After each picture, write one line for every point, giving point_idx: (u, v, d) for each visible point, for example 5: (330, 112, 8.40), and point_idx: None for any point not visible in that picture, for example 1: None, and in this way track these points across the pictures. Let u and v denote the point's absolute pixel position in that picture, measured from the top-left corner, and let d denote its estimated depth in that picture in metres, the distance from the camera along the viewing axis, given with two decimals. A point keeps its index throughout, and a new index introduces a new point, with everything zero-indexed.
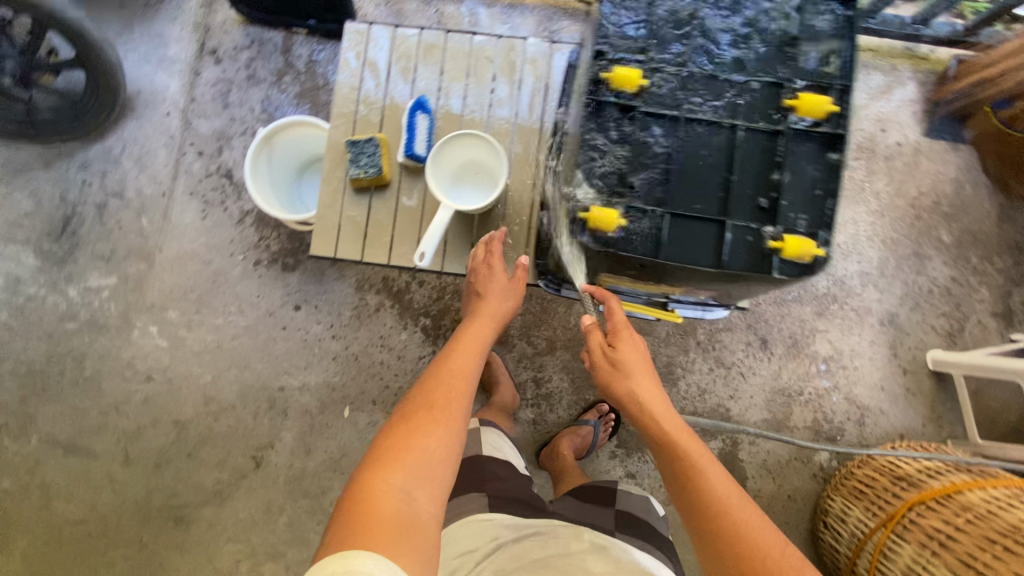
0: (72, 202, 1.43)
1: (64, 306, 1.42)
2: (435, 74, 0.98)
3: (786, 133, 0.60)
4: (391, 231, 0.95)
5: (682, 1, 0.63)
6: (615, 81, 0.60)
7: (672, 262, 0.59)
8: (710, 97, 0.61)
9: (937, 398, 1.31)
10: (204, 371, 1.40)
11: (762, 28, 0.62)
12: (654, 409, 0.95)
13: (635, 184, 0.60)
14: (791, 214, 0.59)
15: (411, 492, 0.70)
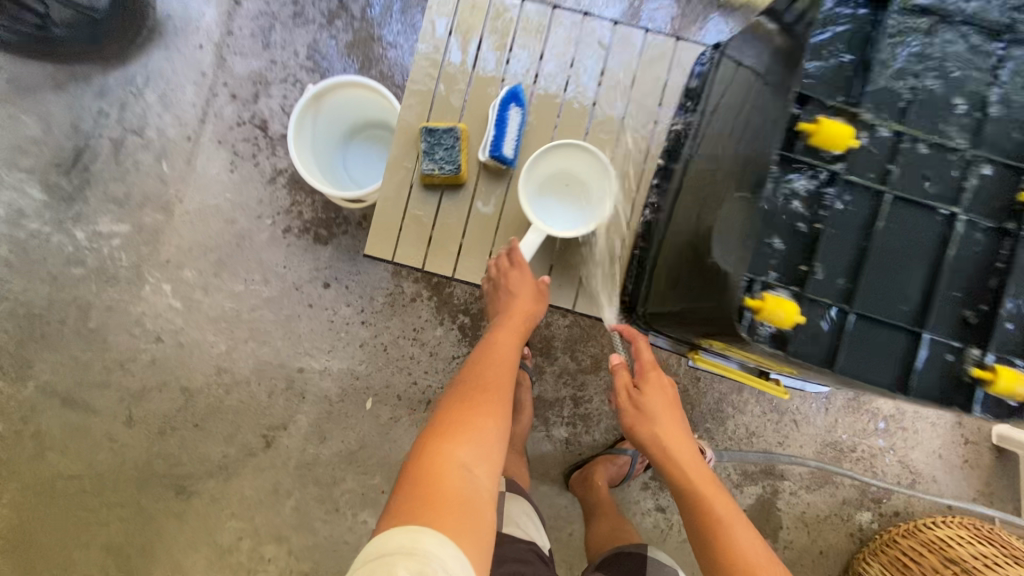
0: (87, 133, 1.29)
1: (70, 248, 1.30)
2: (534, 57, 0.82)
3: (1015, 238, 0.55)
4: (460, 240, 0.83)
5: (920, 57, 0.57)
6: (823, 141, 0.56)
7: (854, 375, 0.55)
8: (931, 176, 0.57)
9: (995, 473, 1.23)
10: (218, 340, 1.30)
11: (1005, 105, 0.57)
12: (682, 456, 0.88)
13: (814, 268, 0.57)
14: (1001, 338, 0.55)
15: (472, 469, 0.66)
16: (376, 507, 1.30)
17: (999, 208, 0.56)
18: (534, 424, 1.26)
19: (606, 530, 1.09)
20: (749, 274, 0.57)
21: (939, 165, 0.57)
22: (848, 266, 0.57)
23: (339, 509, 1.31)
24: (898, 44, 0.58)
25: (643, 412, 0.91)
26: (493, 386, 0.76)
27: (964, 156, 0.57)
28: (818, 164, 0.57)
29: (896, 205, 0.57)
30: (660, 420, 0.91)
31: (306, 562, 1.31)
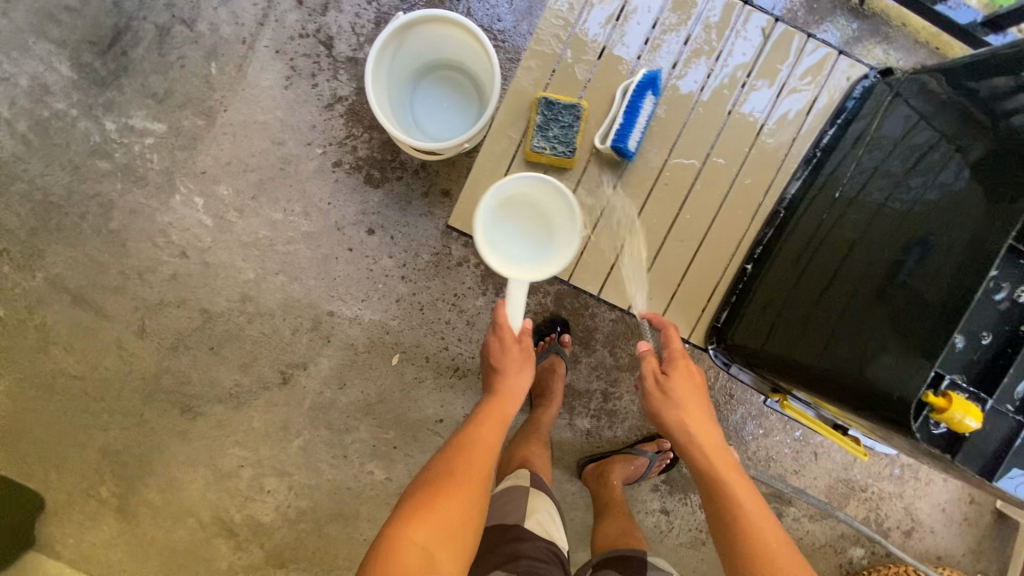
0: (132, 14, 1.15)
1: (97, 138, 1.19)
2: (676, 42, 0.86)
3: None
4: None
5: None
6: None
7: (1004, 485, 0.58)
8: None
9: (989, 535, 1.26)
10: (248, 267, 1.22)
11: None
12: (709, 449, 0.80)
13: (1012, 370, 0.57)
14: None
15: (433, 552, 0.67)
16: (385, 461, 1.28)
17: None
18: (559, 410, 1.24)
19: (615, 532, 1.08)
20: (939, 368, 0.57)
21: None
22: None
23: (347, 457, 1.28)
24: None
25: (672, 399, 0.82)
26: (471, 462, 0.77)
27: None
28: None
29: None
30: (687, 407, 0.82)
31: (305, 501, 1.30)
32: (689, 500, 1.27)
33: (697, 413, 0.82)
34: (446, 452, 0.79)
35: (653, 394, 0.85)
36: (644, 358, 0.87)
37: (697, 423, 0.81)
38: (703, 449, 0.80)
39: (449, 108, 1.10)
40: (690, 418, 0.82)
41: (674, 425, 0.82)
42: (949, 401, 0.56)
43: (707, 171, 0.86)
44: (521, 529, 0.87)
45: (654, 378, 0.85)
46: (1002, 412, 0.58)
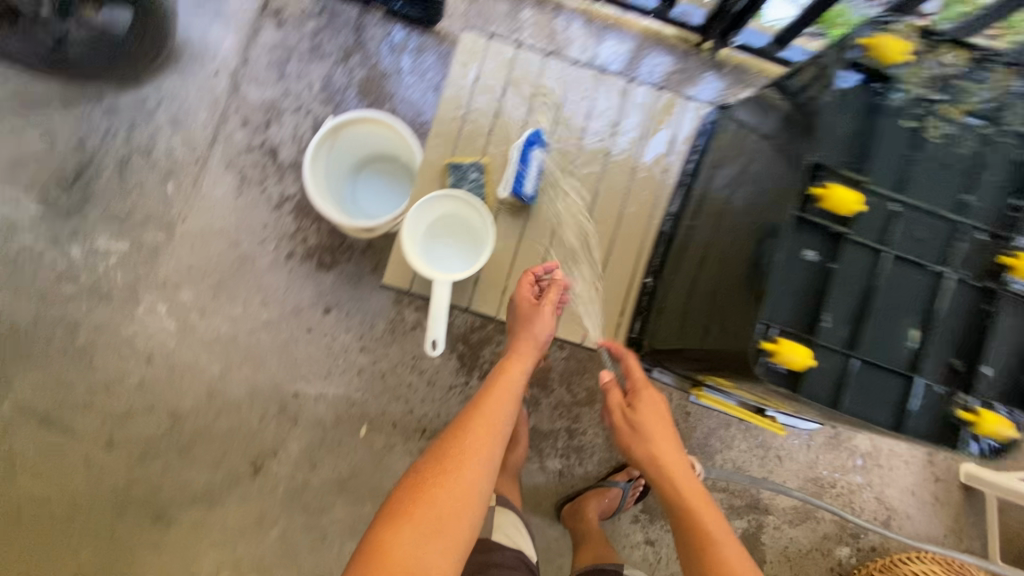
0: (93, 151, 1.28)
1: (64, 264, 1.28)
2: (554, 107, 0.99)
3: (1002, 297, 0.66)
4: (505, 275, 0.96)
5: (899, 142, 0.69)
6: (829, 203, 0.65)
7: (852, 414, 0.65)
8: (923, 239, 0.67)
9: (963, 511, 1.29)
10: (212, 362, 1.28)
11: (977, 187, 0.68)
12: (681, 478, 0.85)
13: (829, 316, 0.66)
14: (983, 384, 0.65)
15: (421, 548, 0.68)
16: None
17: (984, 270, 0.67)
18: (529, 455, 1.27)
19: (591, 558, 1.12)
20: (765, 320, 0.65)
21: (942, 224, 0.68)
22: (856, 320, 0.66)
23: (326, 539, 1.27)
24: (892, 130, 0.69)
25: (637, 431, 0.89)
26: (470, 449, 0.77)
27: (954, 226, 0.67)
28: (830, 224, 0.66)
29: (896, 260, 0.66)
30: (657, 440, 0.88)
31: None
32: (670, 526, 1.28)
33: (664, 442, 0.88)
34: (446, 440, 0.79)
35: (623, 428, 0.91)
36: (612, 390, 0.94)
37: (665, 454, 0.87)
38: (674, 478, 0.85)
39: (386, 189, 1.24)
40: (661, 452, 0.87)
41: (643, 459, 0.88)
42: (780, 344, 0.64)
43: (598, 213, 0.97)
44: (490, 541, 0.93)
45: (622, 411, 0.91)
46: (833, 348, 0.65)
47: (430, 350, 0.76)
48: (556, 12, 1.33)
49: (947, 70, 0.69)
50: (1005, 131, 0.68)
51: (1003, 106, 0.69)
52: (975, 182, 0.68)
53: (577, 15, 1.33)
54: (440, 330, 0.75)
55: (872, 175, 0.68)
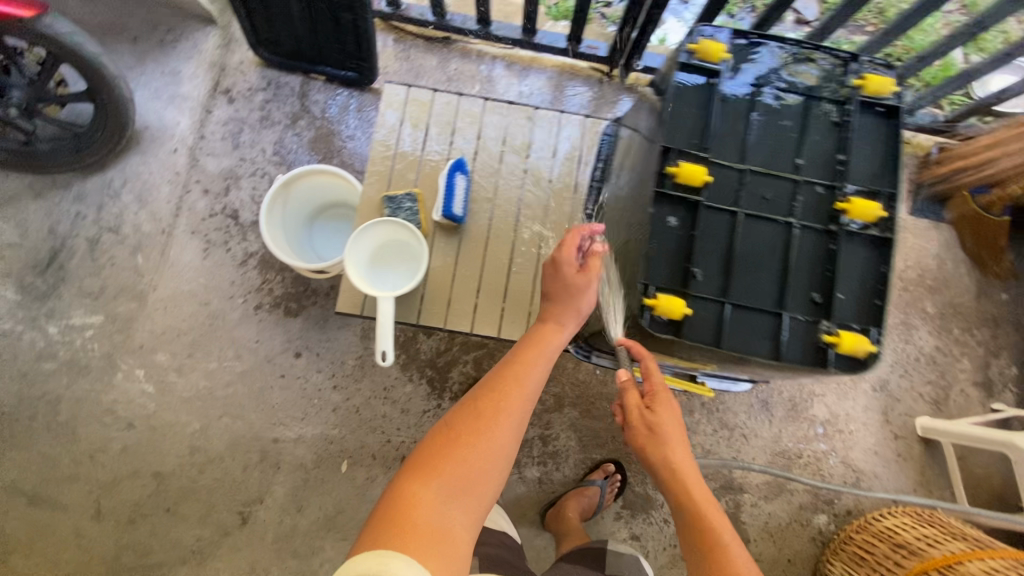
0: (64, 235, 1.37)
1: (43, 344, 1.34)
2: (473, 135, 1.01)
3: (842, 235, 0.64)
4: (449, 291, 0.95)
5: (736, 117, 0.67)
6: (680, 176, 0.63)
7: (731, 351, 0.62)
8: (769, 197, 0.65)
9: (927, 464, 1.35)
10: (192, 419, 1.33)
11: (814, 148, 0.67)
12: (692, 483, 0.85)
13: (699, 270, 0.64)
14: (843, 311, 0.63)
15: (448, 502, 0.68)
16: None
17: (830, 215, 0.65)
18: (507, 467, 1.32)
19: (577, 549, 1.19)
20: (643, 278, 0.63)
21: (788, 188, 0.66)
22: (725, 269, 0.64)
23: None
24: (731, 107, 0.68)
25: (655, 433, 0.86)
26: (502, 414, 0.77)
27: (796, 183, 0.66)
28: (686, 196, 0.64)
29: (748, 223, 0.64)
30: (671, 444, 0.86)
31: None
32: (652, 518, 1.32)
33: (679, 445, 0.87)
34: (476, 400, 0.79)
35: (639, 431, 0.87)
36: (628, 391, 0.89)
37: (681, 455, 0.86)
38: (684, 482, 0.85)
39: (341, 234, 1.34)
40: (676, 456, 0.86)
41: (659, 461, 0.86)
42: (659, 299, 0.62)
43: (524, 224, 0.98)
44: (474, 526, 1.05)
45: (641, 413, 0.87)
46: (707, 296, 0.63)
47: (380, 360, 0.83)
48: (479, 59, 1.49)
49: (767, 57, 0.69)
50: (833, 100, 0.68)
51: (826, 78, 0.68)
52: (813, 148, 0.67)
53: (498, 60, 1.49)
54: (387, 342, 0.83)
55: (715, 153, 0.66)
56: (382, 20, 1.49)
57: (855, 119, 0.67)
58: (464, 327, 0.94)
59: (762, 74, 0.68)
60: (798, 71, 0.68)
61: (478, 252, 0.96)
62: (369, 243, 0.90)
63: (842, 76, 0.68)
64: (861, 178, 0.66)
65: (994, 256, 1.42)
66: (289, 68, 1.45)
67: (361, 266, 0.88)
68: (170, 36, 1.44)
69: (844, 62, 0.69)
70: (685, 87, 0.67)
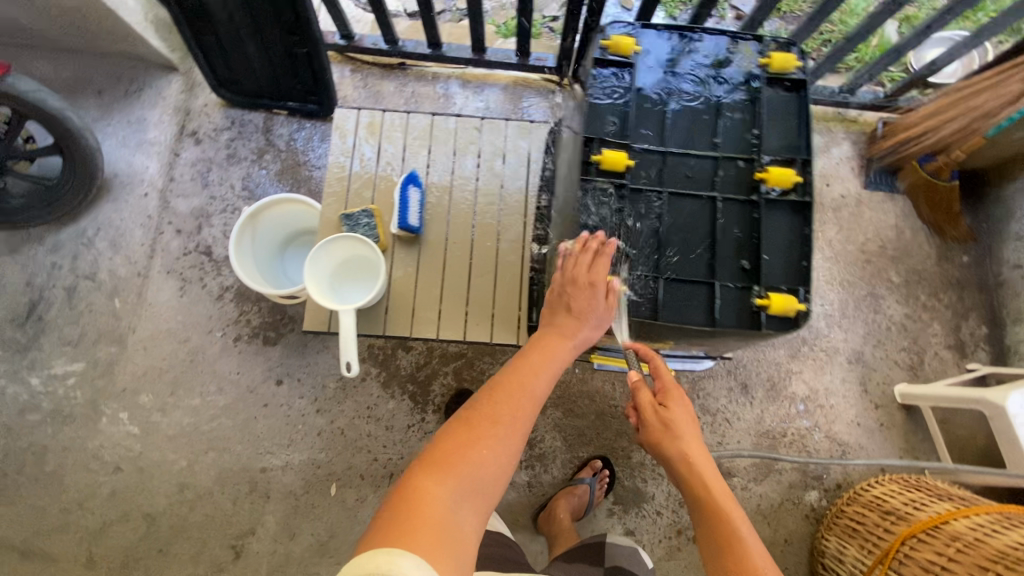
0: (41, 286, 1.39)
1: (26, 395, 1.35)
2: (424, 151, 1.04)
3: (762, 203, 0.70)
4: (413, 301, 0.97)
5: (653, 102, 0.73)
6: (604, 163, 0.69)
7: (669, 322, 0.68)
8: (691, 175, 0.71)
9: (910, 430, 1.37)
10: (179, 457, 1.33)
11: (728, 123, 0.73)
12: (707, 475, 0.91)
13: (630, 251, 0.70)
14: (770, 274, 0.69)
15: (458, 503, 0.65)
16: None
17: (752, 185, 0.71)
18: None
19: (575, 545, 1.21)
20: None
21: (707, 165, 0.72)
22: (655, 248, 0.70)
23: None
24: (647, 94, 0.73)
25: (670, 428, 0.92)
26: (514, 417, 0.74)
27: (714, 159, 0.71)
28: (612, 182, 0.70)
29: (672, 200, 0.71)
30: (685, 438, 0.92)
31: None
32: (645, 511, 1.32)
33: (693, 439, 0.92)
34: (485, 399, 0.76)
35: (655, 427, 0.94)
36: (640, 390, 0.96)
37: (696, 449, 0.92)
38: (700, 474, 0.90)
39: None
40: (691, 448, 0.91)
41: (675, 455, 0.92)
42: None
43: (479, 230, 1.01)
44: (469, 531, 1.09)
45: (655, 410, 0.94)
46: (642, 270, 0.70)
47: (346, 371, 0.85)
48: (435, 81, 1.55)
49: (677, 46, 0.75)
50: (739, 81, 0.74)
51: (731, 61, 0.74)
52: (726, 124, 0.72)
53: (453, 80, 1.55)
54: (351, 352, 0.85)
55: (635, 137, 0.72)
56: (337, 53, 1.54)
57: (764, 94, 0.73)
58: (431, 335, 0.97)
59: (672, 63, 0.74)
60: (705, 58, 0.74)
61: (438, 261, 0.99)
62: (328, 259, 0.92)
63: (745, 58, 0.75)
64: (773, 148, 0.72)
65: (952, 222, 1.46)
66: (251, 106, 1.50)
67: (319, 276, 0.91)
68: (134, 85, 1.48)
69: (746, 46, 0.75)
70: (602, 79, 0.73)
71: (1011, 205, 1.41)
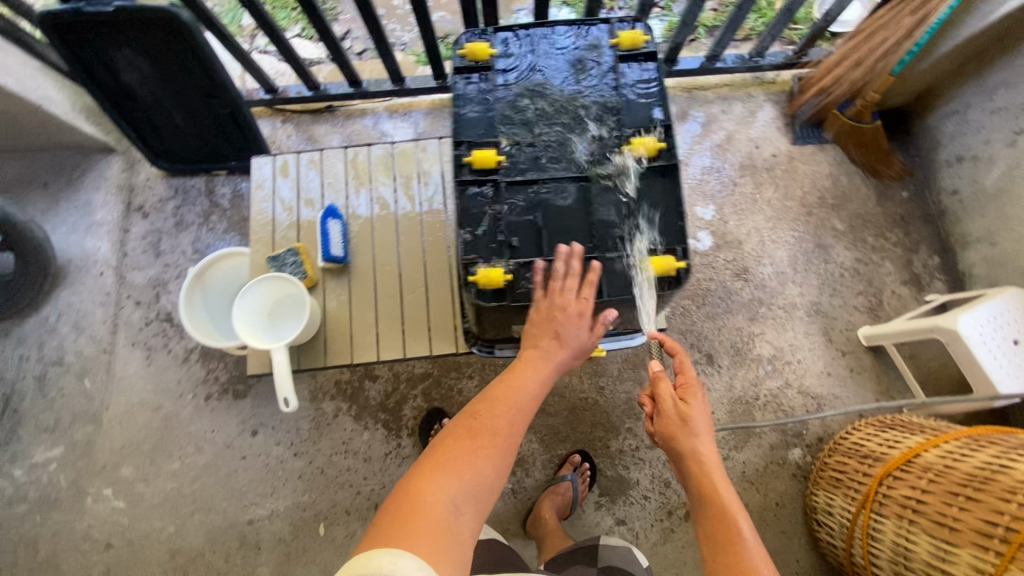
0: (12, 379, 1.42)
1: (11, 489, 1.37)
2: (340, 184, 1.07)
3: (632, 172, 0.77)
4: (350, 329, 1.00)
5: (518, 98, 0.79)
6: (477, 163, 0.75)
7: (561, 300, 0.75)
8: (564, 160, 0.77)
9: (881, 371, 1.36)
10: (166, 523, 1.34)
11: (591, 104, 0.79)
12: (718, 478, 0.88)
13: (517, 240, 0.76)
14: (649, 239, 0.76)
15: (458, 506, 0.64)
16: None
17: (621, 156, 0.77)
18: None
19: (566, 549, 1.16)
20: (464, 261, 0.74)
21: (578, 147, 0.78)
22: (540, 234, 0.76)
23: None
24: (513, 91, 0.79)
25: (685, 422, 0.92)
26: (509, 424, 0.75)
27: (583, 140, 0.78)
28: (485, 178, 0.76)
29: (552, 189, 0.77)
30: (701, 437, 0.91)
31: None
32: (632, 498, 1.31)
33: (709, 441, 0.91)
34: (480, 409, 0.76)
35: (671, 418, 0.94)
36: (661, 381, 0.99)
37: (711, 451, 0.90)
38: (710, 475, 0.88)
39: None
40: (704, 449, 0.90)
41: (687, 452, 0.90)
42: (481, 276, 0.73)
43: (405, 250, 1.03)
44: None
45: (674, 402, 0.95)
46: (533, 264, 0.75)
47: (285, 406, 0.88)
48: (364, 117, 1.61)
49: (534, 42, 0.81)
50: (595, 64, 0.81)
51: (585, 48, 0.81)
52: (590, 105, 0.79)
53: (381, 113, 1.61)
54: (287, 388, 0.87)
55: (507, 133, 0.78)
56: (266, 108, 1.60)
57: (619, 72, 0.80)
58: (373, 359, 0.99)
59: (531, 59, 0.81)
60: (560, 50, 0.81)
61: (368, 286, 1.02)
62: (251, 303, 0.94)
63: (597, 43, 0.81)
64: (636, 118, 0.78)
65: (884, 161, 1.48)
66: (191, 172, 1.55)
67: (247, 315, 0.93)
68: (77, 172, 1.54)
69: (597, 31, 0.82)
70: (466, 87, 0.79)
71: (936, 134, 1.42)
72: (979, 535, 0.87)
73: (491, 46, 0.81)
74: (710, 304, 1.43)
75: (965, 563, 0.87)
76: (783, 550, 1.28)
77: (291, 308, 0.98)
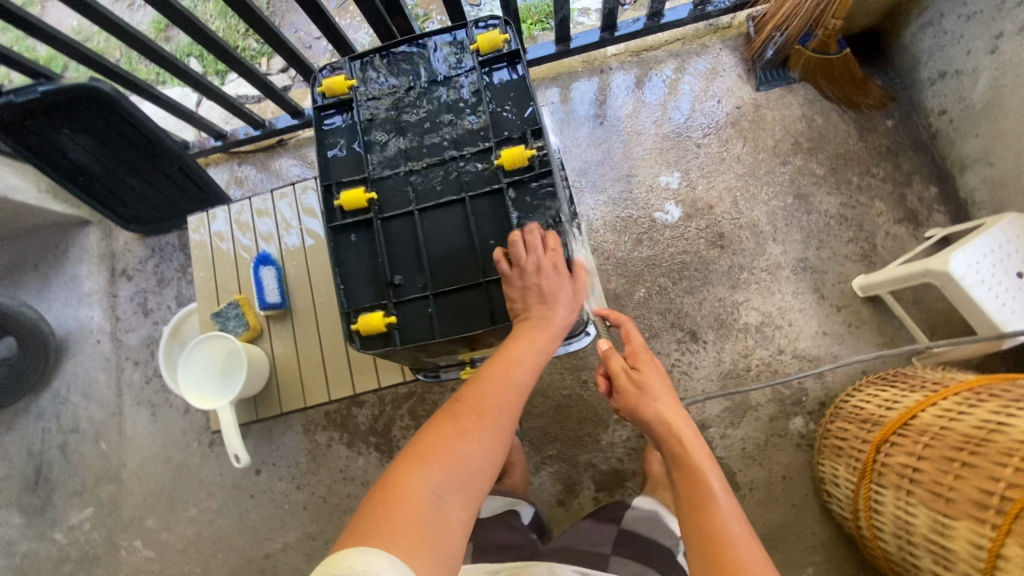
0: (39, 451, 1.52)
1: (54, 551, 1.47)
2: (272, 231, 1.06)
3: (507, 188, 0.79)
4: (299, 373, 1.01)
5: (387, 127, 0.84)
6: (347, 204, 0.80)
7: (449, 334, 0.79)
8: (436, 185, 0.82)
9: (883, 321, 1.26)
10: (193, 566, 1.42)
11: (458, 123, 0.82)
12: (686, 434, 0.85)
13: (403, 278, 0.80)
14: None
15: (442, 497, 0.63)
16: None
17: (498, 171, 0.80)
18: None
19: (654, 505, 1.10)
20: (348, 307, 0.80)
21: (448, 171, 0.82)
22: (424, 270, 0.80)
23: None
24: (383, 123, 0.84)
25: (644, 389, 0.91)
26: (497, 408, 0.74)
27: (455, 163, 0.81)
28: (364, 217, 0.81)
29: (428, 220, 0.81)
30: (661, 399, 0.90)
31: None
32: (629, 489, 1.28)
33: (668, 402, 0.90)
34: (467, 393, 0.75)
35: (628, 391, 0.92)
36: (611, 358, 0.97)
37: (675, 416, 0.88)
38: (681, 437, 0.85)
39: None
40: (667, 411, 0.88)
41: (654, 417, 0.88)
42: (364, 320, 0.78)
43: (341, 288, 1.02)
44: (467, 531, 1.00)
45: (626, 374, 0.94)
46: (419, 298, 0.80)
47: (237, 462, 0.89)
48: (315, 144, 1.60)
49: (403, 69, 0.86)
50: (462, 78, 0.83)
51: (443, 61, 0.85)
52: (451, 127, 0.82)
53: None
54: (237, 445, 0.89)
55: (374, 169, 0.83)
56: (222, 154, 1.62)
57: (484, 84, 0.83)
58: (324, 400, 1.00)
59: (390, 82, 0.85)
60: (423, 70, 0.85)
61: (311, 327, 1.02)
62: (198, 372, 0.97)
63: (457, 55, 0.85)
64: (500, 130, 0.81)
65: (861, 90, 1.35)
66: (162, 229, 1.60)
67: (199, 382, 0.96)
68: (62, 248, 1.62)
69: (455, 41, 0.85)
70: (332, 126, 0.85)
71: (914, 52, 1.30)
72: (975, 506, 0.79)
73: (351, 77, 0.86)
74: (687, 278, 1.35)
75: (963, 538, 0.80)
76: (796, 524, 1.21)
77: (235, 360, 0.99)
